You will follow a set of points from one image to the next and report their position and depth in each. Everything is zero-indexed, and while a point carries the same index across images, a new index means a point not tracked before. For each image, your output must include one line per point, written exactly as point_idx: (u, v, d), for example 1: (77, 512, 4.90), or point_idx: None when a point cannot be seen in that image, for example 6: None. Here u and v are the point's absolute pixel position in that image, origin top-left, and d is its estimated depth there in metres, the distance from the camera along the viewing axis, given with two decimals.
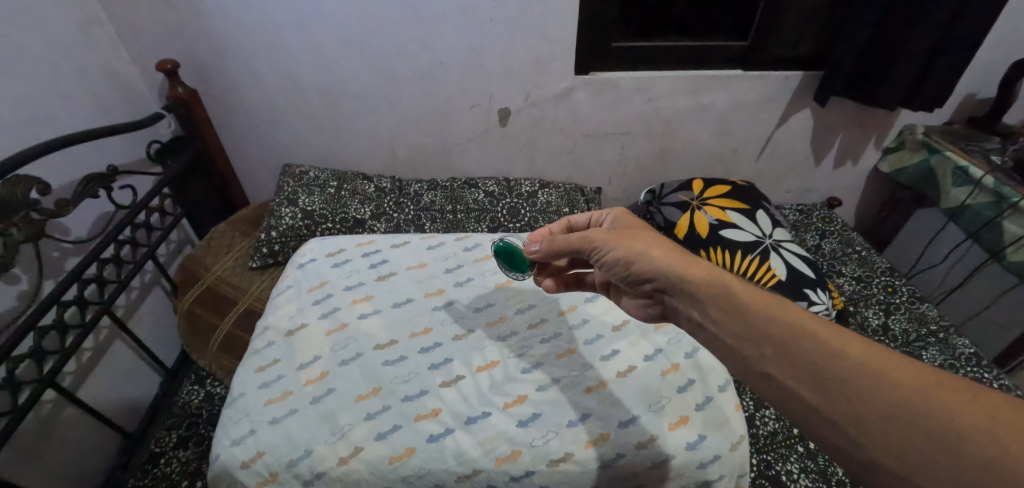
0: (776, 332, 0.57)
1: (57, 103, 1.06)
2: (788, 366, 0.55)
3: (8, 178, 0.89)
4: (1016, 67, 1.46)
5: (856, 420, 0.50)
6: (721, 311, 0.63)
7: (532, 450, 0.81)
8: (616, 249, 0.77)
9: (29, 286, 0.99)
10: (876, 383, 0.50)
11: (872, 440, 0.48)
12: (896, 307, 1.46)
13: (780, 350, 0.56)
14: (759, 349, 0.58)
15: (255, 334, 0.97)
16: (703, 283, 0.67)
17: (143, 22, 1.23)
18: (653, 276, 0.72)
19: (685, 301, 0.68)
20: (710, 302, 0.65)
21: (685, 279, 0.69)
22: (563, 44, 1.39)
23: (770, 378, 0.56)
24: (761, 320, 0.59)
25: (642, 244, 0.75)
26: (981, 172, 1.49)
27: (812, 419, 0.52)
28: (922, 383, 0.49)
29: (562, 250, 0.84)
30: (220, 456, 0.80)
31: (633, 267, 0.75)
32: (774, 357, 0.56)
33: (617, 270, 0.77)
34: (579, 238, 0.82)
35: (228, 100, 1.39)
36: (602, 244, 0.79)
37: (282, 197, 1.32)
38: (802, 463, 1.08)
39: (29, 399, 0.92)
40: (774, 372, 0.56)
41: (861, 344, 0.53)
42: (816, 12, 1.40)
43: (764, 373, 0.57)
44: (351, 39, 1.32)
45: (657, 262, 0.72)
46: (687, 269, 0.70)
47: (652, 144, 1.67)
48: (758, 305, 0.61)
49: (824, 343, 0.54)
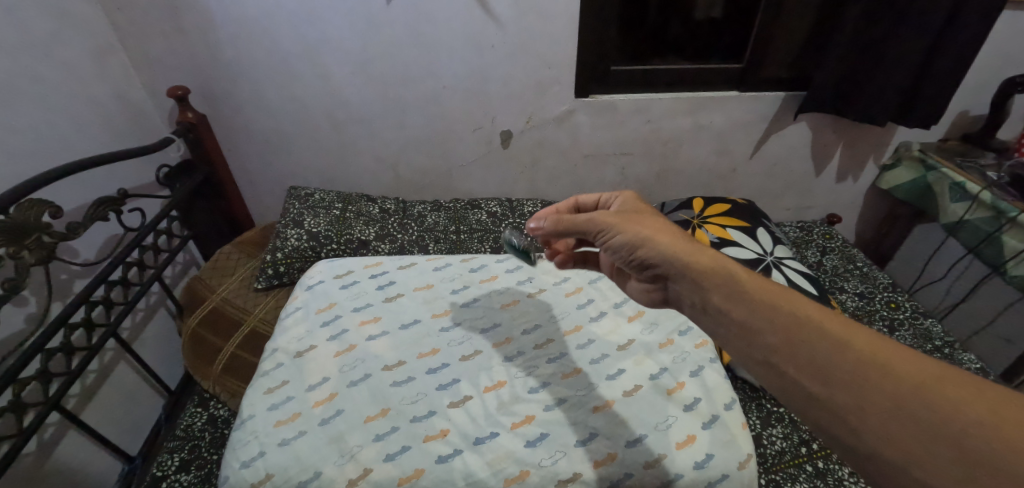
0: (781, 321, 0.58)
1: (72, 130, 1.09)
2: (791, 357, 0.55)
3: (20, 203, 0.90)
4: (1008, 85, 1.49)
5: (856, 411, 0.50)
6: (728, 300, 0.63)
7: (541, 471, 0.81)
8: (624, 233, 0.77)
9: (37, 308, 1.00)
10: (880, 376, 0.50)
11: (873, 431, 0.49)
12: (900, 322, 1.46)
13: (784, 339, 0.57)
14: (764, 337, 0.58)
15: (263, 356, 0.98)
16: (706, 270, 0.67)
17: (156, 51, 1.27)
18: (658, 262, 0.73)
19: (689, 288, 0.68)
20: (715, 290, 0.65)
21: (690, 267, 0.69)
22: (562, 68, 1.43)
23: (772, 366, 0.56)
24: (764, 309, 0.60)
25: (651, 229, 0.76)
26: (977, 187, 1.51)
27: (812, 407, 0.53)
28: (924, 378, 0.49)
29: (568, 229, 0.84)
30: (230, 478, 0.80)
31: (639, 252, 0.75)
32: (778, 345, 0.57)
33: (623, 254, 0.78)
34: (585, 219, 0.82)
35: (235, 124, 1.43)
36: (609, 227, 0.79)
37: (287, 219, 1.34)
38: (812, 483, 1.07)
39: (34, 422, 0.92)
40: (777, 360, 0.56)
41: (867, 339, 0.53)
42: (808, 35, 1.44)
43: (766, 361, 0.57)
44: (358, 65, 1.36)
45: (665, 249, 0.72)
46: (692, 256, 0.70)
47: (652, 165, 1.69)
48: (767, 294, 0.61)
49: (830, 335, 0.55)
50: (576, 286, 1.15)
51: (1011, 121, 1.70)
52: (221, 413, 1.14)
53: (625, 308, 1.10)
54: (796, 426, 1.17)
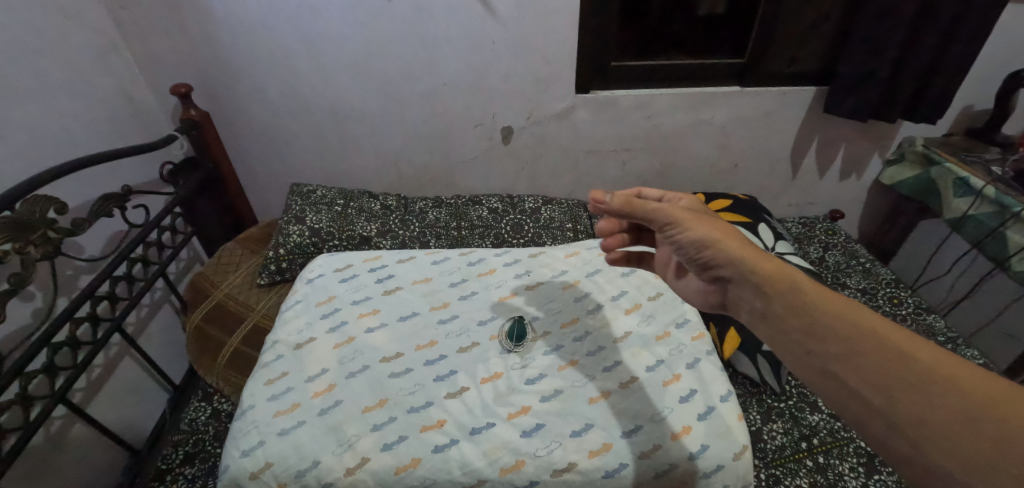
0: (841, 329, 0.57)
1: (77, 128, 1.10)
2: (850, 365, 0.54)
3: (27, 199, 0.93)
4: (1012, 79, 1.48)
5: (916, 423, 0.49)
6: (790, 311, 0.62)
7: (536, 460, 0.82)
8: (693, 231, 0.75)
9: (44, 303, 1.02)
10: (942, 389, 0.49)
11: (931, 446, 0.47)
12: (903, 319, 1.45)
13: (842, 348, 0.56)
14: (823, 345, 0.57)
15: (264, 348, 0.99)
16: (771, 277, 0.66)
17: (158, 49, 1.28)
18: (725, 264, 0.72)
19: (750, 293, 0.68)
20: (777, 297, 0.64)
21: (755, 272, 0.68)
22: (562, 64, 1.43)
23: (831, 375, 0.56)
24: (824, 318, 0.59)
25: (721, 231, 0.74)
26: (981, 182, 1.50)
27: (870, 418, 0.52)
28: (993, 395, 0.47)
29: (637, 214, 0.79)
30: (230, 466, 0.81)
31: (706, 252, 0.74)
32: (837, 354, 0.56)
33: (689, 252, 0.77)
34: (654, 207, 0.79)
35: (238, 121, 1.44)
36: (679, 221, 0.77)
37: (289, 216, 1.35)
38: (812, 477, 1.07)
39: (41, 415, 0.93)
40: (836, 369, 0.55)
41: (932, 351, 0.51)
42: (810, 30, 1.44)
43: (825, 369, 0.56)
44: (359, 62, 1.36)
45: (732, 251, 0.71)
46: (759, 261, 0.69)
47: (653, 161, 1.69)
48: (829, 303, 0.60)
49: (893, 347, 0.53)
50: (574, 280, 1.15)
51: (1016, 115, 1.68)
52: (224, 407, 1.15)
53: (623, 301, 1.10)
54: (796, 421, 1.18)
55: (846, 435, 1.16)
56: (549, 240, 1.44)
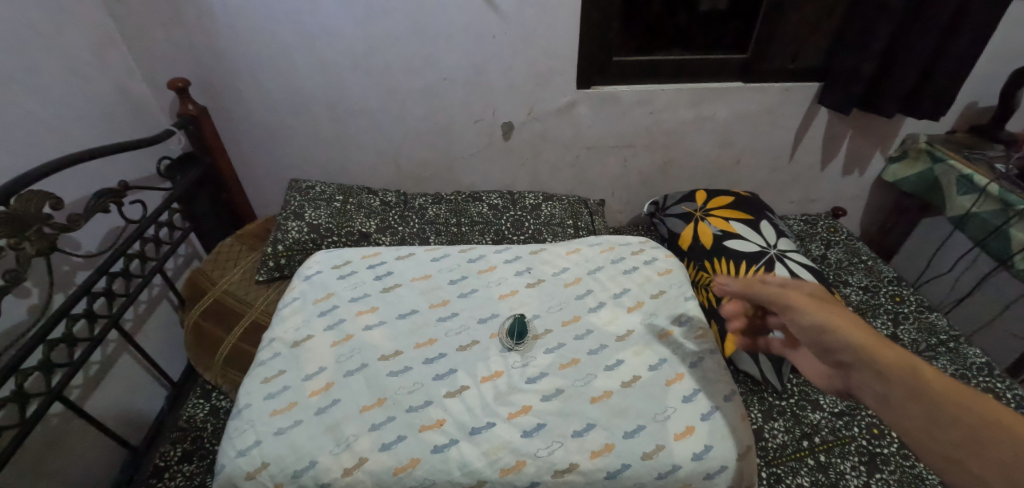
0: (969, 420, 0.52)
1: (72, 122, 1.09)
2: (981, 459, 0.49)
3: (24, 194, 0.92)
4: (1017, 76, 1.47)
5: None
6: (913, 396, 0.56)
7: (537, 461, 0.81)
8: (811, 313, 0.70)
9: (40, 300, 1.01)
10: None
11: None
12: (905, 317, 1.45)
13: (970, 437, 0.51)
14: (949, 433, 0.52)
15: (261, 346, 0.98)
16: (889, 361, 0.60)
17: (155, 43, 1.27)
18: (842, 351, 0.64)
19: (868, 379, 0.60)
20: (895, 381, 0.58)
21: (873, 356, 0.61)
22: (563, 58, 1.41)
23: (957, 466, 0.50)
24: (951, 405, 0.53)
25: (841, 319, 0.67)
26: (984, 180, 1.50)
27: None
28: None
29: (755, 295, 0.80)
30: (226, 466, 0.81)
31: (823, 337, 0.67)
32: (968, 447, 0.50)
33: (805, 336, 0.71)
34: (774, 290, 0.78)
35: (235, 116, 1.42)
36: (795, 304, 0.73)
37: (288, 211, 1.34)
38: (813, 476, 1.07)
39: (37, 413, 0.92)
40: (964, 461, 0.50)
41: None
42: (814, 25, 1.42)
43: (951, 460, 0.51)
44: (358, 56, 1.35)
45: (853, 336, 0.64)
46: (880, 349, 0.61)
47: (655, 157, 1.67)
48: (955, 393, 0.54)
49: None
50: (575, 277, 1.14)
51: (1021, 112, 1.67)
52: (223, 404, 1.15)
53: (625, 299, 1.09)
54: (798, 420, 1.17)
55: (848, 433, 1.15)
56: (550, 236, 1.43)
